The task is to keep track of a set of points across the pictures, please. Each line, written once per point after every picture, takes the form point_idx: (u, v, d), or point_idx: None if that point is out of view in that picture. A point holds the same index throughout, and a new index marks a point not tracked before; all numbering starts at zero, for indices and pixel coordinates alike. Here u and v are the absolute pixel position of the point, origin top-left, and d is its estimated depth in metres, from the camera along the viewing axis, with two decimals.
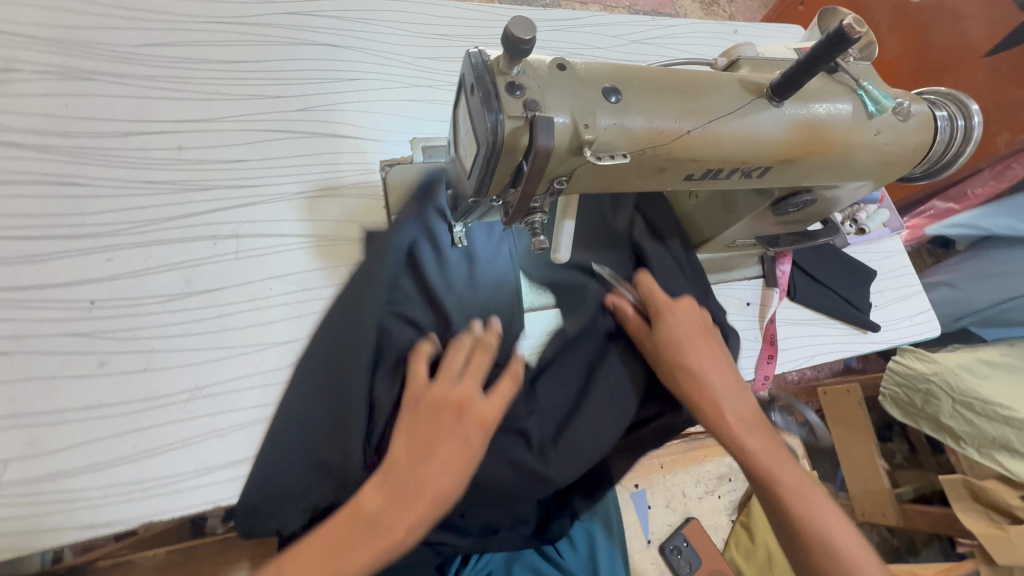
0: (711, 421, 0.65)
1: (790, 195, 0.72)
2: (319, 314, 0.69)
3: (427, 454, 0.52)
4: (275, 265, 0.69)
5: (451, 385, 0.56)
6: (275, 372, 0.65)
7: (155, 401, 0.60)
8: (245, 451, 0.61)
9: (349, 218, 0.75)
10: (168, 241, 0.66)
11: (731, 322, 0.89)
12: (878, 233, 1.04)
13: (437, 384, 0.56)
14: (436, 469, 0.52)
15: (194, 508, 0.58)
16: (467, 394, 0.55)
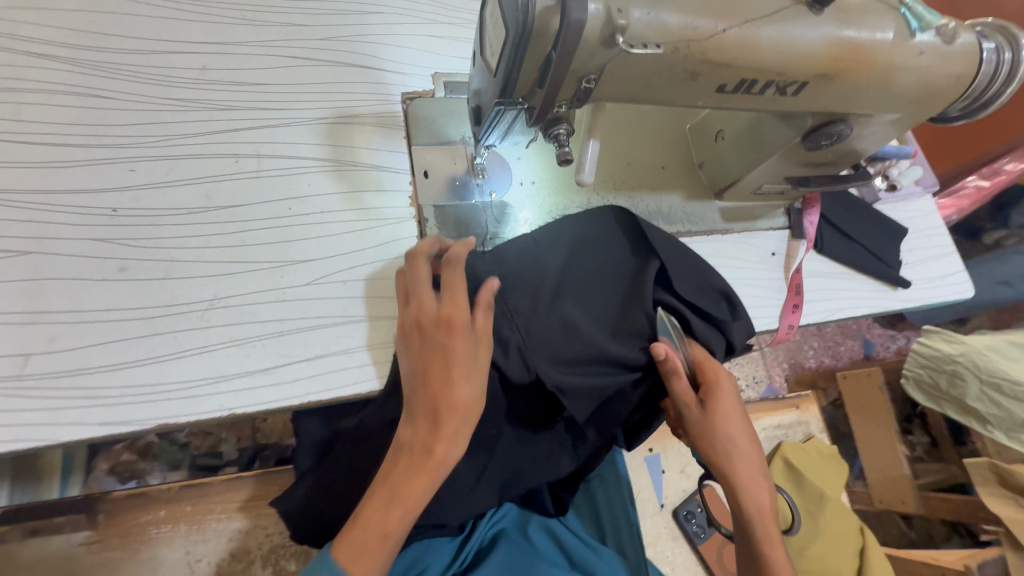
0: (717, 465, 0.71)
1: (823, 125, 0.69)
2: (339, 237, 0.68)
3: (436, 372, 0.56)
4: (296, 186, 0.69)
5: (436, 304, 0.59)
6: (293, 289, 0.64)
7: (175, 307, 0.60)
8: (261, 362, 0.61)
9: (370, 146, 0.74)
10: (191, 157, 0.66)
11: (755, 271, 0.87)
12: (910, 192, 1.00)
13: (425, 305, 0.59)
14: (449, 387, 0.56)
15: (210, 414, 0.58)
16: (453, 308, 0.58)
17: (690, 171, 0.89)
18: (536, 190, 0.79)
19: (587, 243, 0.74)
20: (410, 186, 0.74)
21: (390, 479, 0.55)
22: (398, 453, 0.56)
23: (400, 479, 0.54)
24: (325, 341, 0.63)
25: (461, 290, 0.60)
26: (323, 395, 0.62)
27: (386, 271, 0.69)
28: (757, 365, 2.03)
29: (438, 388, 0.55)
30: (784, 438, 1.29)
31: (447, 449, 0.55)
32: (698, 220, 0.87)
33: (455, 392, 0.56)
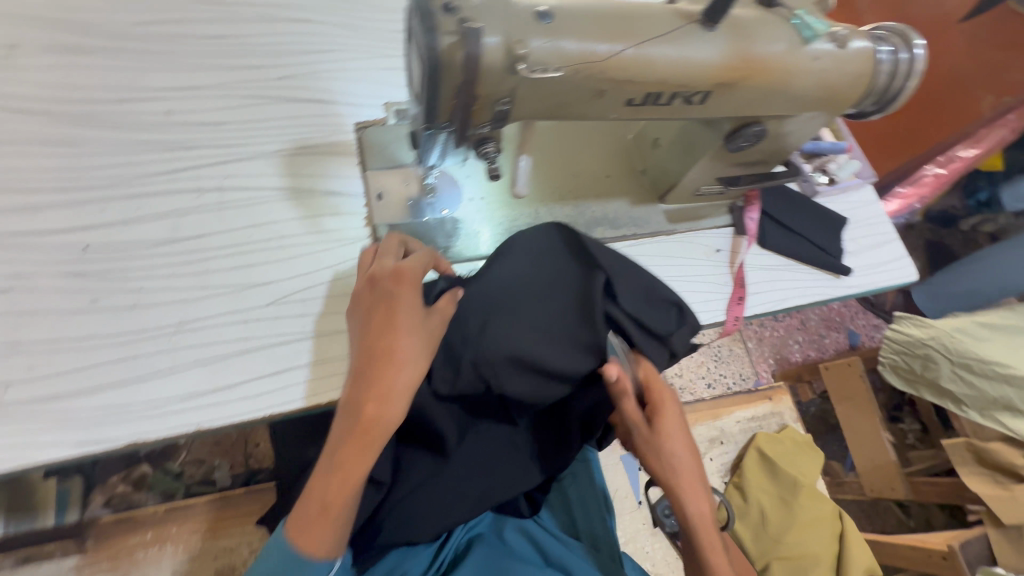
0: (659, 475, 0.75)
1: (740, 128, 0.75)
2: (298, 259, 0.73)
3: (384, 327, 0.61)
4: (256, 215, 0.74)
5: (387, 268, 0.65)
6: (255, 310, 0.69)
7: (143, 333, 0.64)
8: (226, 380, 0.65)
9: (326, 174, 0.80)
10: (157, 194, 0.72)
11: (700, 267, 0.92)
12: (849, 184, 1.06)
13: (376, 270, 0.65)
14: (394, 339, 0.60)
15: (178, 430, 0.62)
16: (402, 271, 0.64)
17: (634, 178, 0.94)
18: (486, 204, 0.85)
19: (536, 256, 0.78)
20: (364, 209, 0.80)
21: (333, 450, 0.59)
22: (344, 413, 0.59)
23: (345, 444, 0.58)
24: (286, 357, 0.68)
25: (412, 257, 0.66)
26: (286, 407, 0.66)
27: (343, 288, 0.74)
28: (741, 362, 2.07)
29: (382, 354, 0.60)
30: (759, 430, 1.32)
31: (389, 401, 0.59)
32: (644, 223, 0.92)
33: (398, 357, 0.60)
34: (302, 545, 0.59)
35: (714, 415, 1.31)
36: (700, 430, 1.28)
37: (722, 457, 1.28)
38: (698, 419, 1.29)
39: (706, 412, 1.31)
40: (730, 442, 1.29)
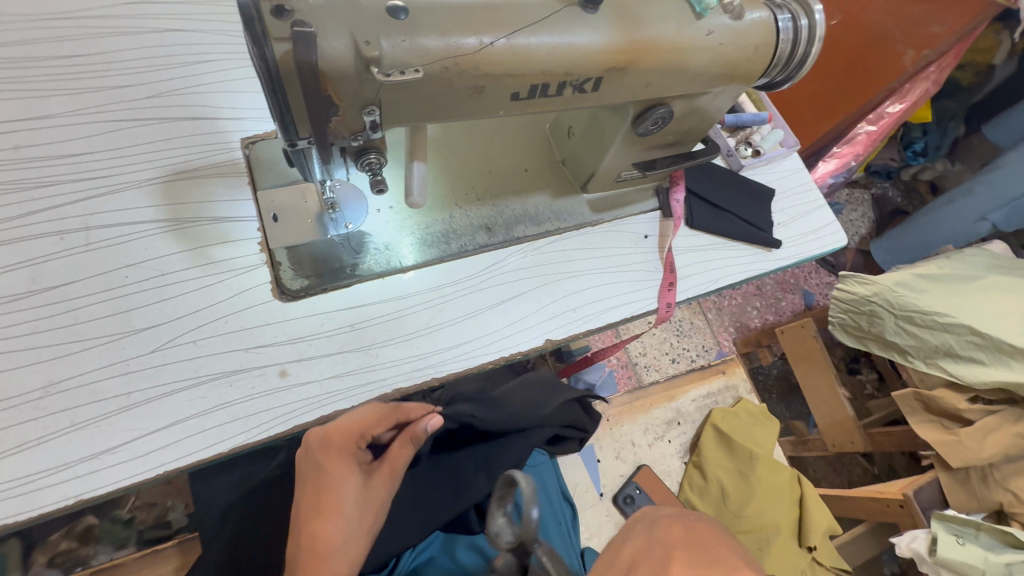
0: None
1: (646, 111, 0.72)
2: (185, 297, 0.67)
3: (321, 507, 0.58)
4: (132, 253, 0.67)
5: (331, 435, 0.61)
6: (137, 359, 0.63)
7: (5, 401, 0.58)
8: (107, 442, 0.59)
9: (212, 198, 0.73)
10: (10, 241, 0.64)
11: (630, 256, 0.89)
12: (776, 153, 1.05)
13: (321, 437, 0.61)
14: (330, 525, 0.57)
15: (54, 506, 0.56)
16: (347, 441, 0.61)
17: (554, 169, 0.91)
18: (396, 214, 0.80)
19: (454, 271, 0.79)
20: (259, 233, 0.73)
21: None
22: None
23: None
24: (177, 407, 0.62)
25: (358, 420, 0.63)
26: (181, 463, 0.60)
27: (239, 323, 0.68)
28: (701, 335, 2.09)
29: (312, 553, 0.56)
30: (715, 406, 1.32)
31: None
32: (568, 216, 0.88)
33: (328, 547, 0.56)
34: None
35: (670, 396, 1.30)
36: (656, 413, 1.27)
37: (680, 437, 1.27)
38: (654, 402, 1.28)
39: (662, 394, 1.30)
40: (687, 421, 1.29)
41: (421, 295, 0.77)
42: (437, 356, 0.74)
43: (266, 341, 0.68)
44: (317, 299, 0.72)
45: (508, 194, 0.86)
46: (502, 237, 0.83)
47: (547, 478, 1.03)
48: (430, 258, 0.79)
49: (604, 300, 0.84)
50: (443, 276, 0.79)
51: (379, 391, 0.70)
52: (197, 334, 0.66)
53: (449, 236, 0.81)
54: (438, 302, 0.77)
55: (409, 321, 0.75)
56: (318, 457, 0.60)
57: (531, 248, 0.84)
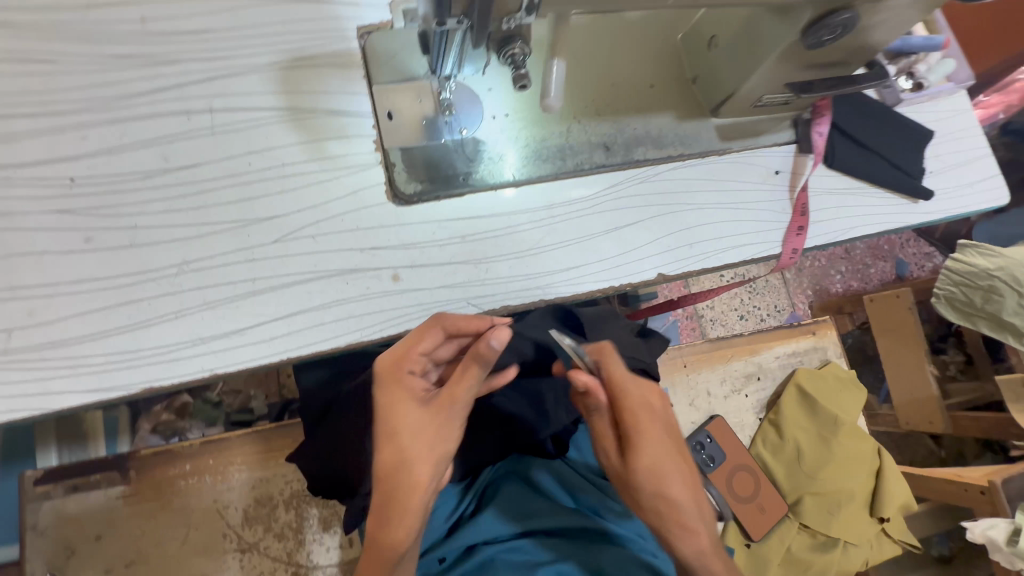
0: None
1: (826, 16, 0.61)
2: (303, 190, 0.66)
3: (394, 410, 0.59)
4: (254, 140, 0.66)
5: (400, 347, 0.62)
6: (261, 248, 0.63)
7: (145, 274, 0.60)
8: (237, 323, 0.61)
9: (329, 90, 0.70)
10: (140, 117, 0.64)
11: (756, 194, 0.80)
12: (941, 89, 0.88)
13: (393, 350, 0.61)
14: (403, 421, 0.59)
15: (192, 376, 0.59)
16: (409, 349, 0.61)
17: (683, 87, 0.81)
18: (511, 122, 0.74)
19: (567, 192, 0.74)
20: (374, 131, 0.70)
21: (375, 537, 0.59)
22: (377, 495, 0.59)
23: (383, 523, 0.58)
24: (298, 298, 0.63)
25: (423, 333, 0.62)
26: (301, 352, 0.62)
27: (354, 223, 0.66)
28: (778, 294, 1.96)
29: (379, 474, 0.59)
30: (799, 366, 1.24)
31: (405, 482, 0.58)
32: (693, 141, 0.80)
33: (403, 436, 0.58)
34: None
35: (752, 351, 1.24)
36: (736, 366, 1.22)
37: (758, 393, 1.22)
38: (735, 354, 1.23)
39: (743, 347, 1.24)
40: (767, 378, 1.23)
41: (531, 212, 0.73)
42: (546, 278, 0.71)
43: (380, 244, 0.67)
44: (427, 206, 0.69)
45: (629, 110, 0.78)
46: (620, 158, 0.77)
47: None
48: (543, 173, 0.74)
49: (721, 239, 0.78)
50: (555, 194, 0.74)
51: (487, 306, 0.69)
52: (316, 228, 0.65)
53: (565, 152, 0.75)
54: (549, 222, 0.73)
55: (519, 238, 0.71)
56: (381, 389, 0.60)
57: (651, 175, 0.77)
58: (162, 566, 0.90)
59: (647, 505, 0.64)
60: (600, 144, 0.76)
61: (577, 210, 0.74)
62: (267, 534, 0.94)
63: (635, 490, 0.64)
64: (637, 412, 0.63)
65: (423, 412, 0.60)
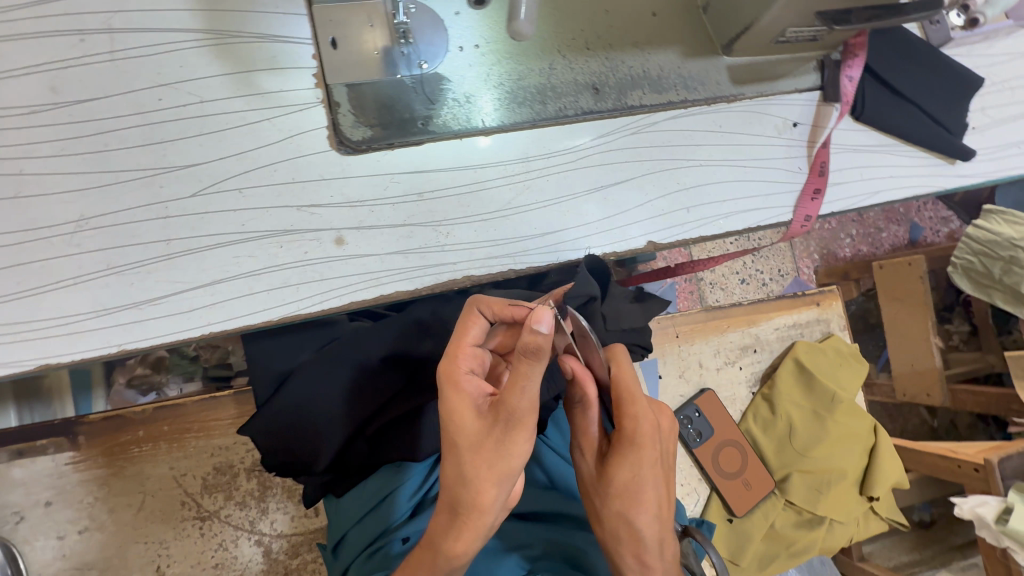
0: None
1: None
2: (227, 133, 0.55)
3: (452, 414, 0.50)
4: (164, 69, 0.54)
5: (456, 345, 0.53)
6: (177, 202, 0.53)
7: (36, 231, 0.51)
8: (149, 292, 0.52)
9: (257, 7, 0.57)
10: (20, 37, 0.52)
11: (769, 150, 0.69)
12: (994, 28, 0.75)
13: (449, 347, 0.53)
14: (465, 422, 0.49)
15: (99, 352, 0.51)
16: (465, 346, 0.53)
17: (691, 17, 0.68)
18: (482, 56, 0.62)
19: (546, 143, 0.63)
20: (314, 61, 0.58)
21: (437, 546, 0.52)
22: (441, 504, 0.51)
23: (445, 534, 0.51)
24: (222, 263, 0.54)
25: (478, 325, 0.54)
26: (227, 326, 0.54)
27: (289, 175, 0.56)
28: (782, 257, 1.85)
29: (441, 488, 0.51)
30: (799, 338, 1.17)
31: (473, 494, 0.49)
32: (699, 84, 0.68)
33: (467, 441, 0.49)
34: None
35: (750, 321, 1.15)
36: (732, 337, 1.14)
37: (753, 366, 1.15)
38: (731, 325, 1.14)
39: (741, 318, 1.15)
40: (764, 350, 1.16)
41: (503, 166, 0.62)
42: (517, 244, 0.62)
43: (321, 201, 0.57)
44: (379, 156, 0.59)
45: (625, 44, 0.66)
46: (611, 103, 0.65)
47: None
48: (520, 118, 0.62)
49: (724, 202, 0.68)
50: (533, 144, 0.63)
51: (449, 275, 0.60)
52: (245, 181, 0.55)
53: (546, 94, 0.63)
54: (523, 178, 0.62)
55: (488, 197, 0.61)
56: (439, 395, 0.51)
57: (646, 124, 0.66)
58: (119, 533, 0.87)
59: (613, 526, 0.58)
60: (589, 84, 0.64)
61: (558, 166, 0.63)
62: (228, 502, 0.91)
63: (598, 500, 0.59)
64: (635, 425, 0.55)
65: (481, 423, 0.49)
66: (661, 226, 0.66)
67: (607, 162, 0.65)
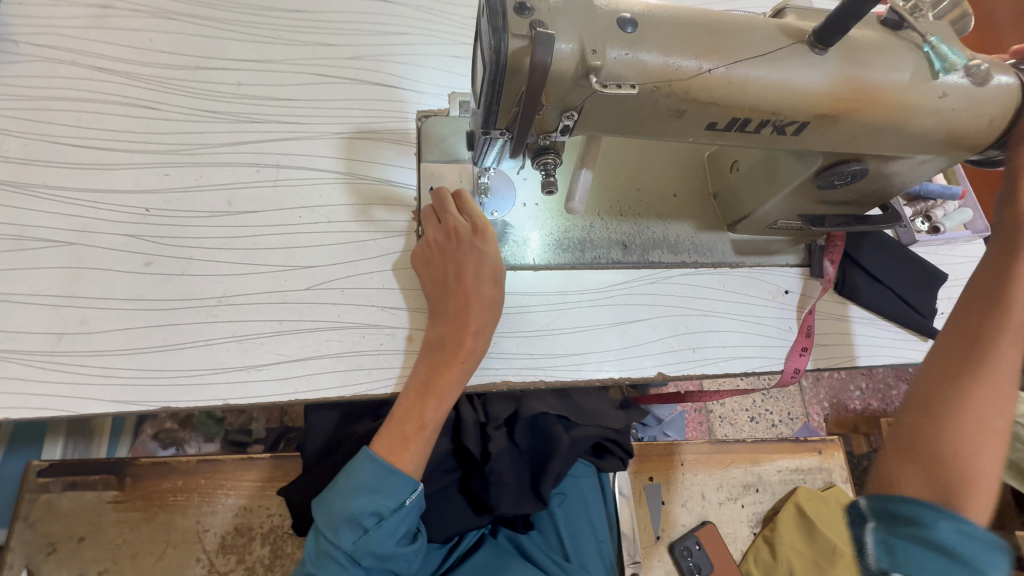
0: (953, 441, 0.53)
1: (837, 164, 0.66)
2: (342, 246, 0.73)
3: (451, 361, 0.66)
4: (309, 196, 0.74)
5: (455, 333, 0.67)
6: (295, 292, 0.69)
7: (187, 301, 0.66)
8: (258, 359, 0.66)
9: (381, 161, 0.78)
10: (217, 164, 0.73)
11: (764, 309, 0.83)
12: (954, 235, 0.92)
13: (451, 331, 0.67)
14: (474, 334, 0.67)
15: (207, 402, 0.63)
16: (472, 296, 0.68)
17: (704, 200, 0.87)
18: (539, 211, 0.81)
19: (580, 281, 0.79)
20: (415, 201, 0.77)
21: (424, 381, 0.66)
22: (432, 368, 0.66)
23: (428, 385, 0.65)
24: (317, 344, 0.68)
25: (477, 276, 0.68)
26: (309, 395, 0.66)
27: (381, 282, 0.72)
28: (791, 400, 1.91)
29: (418, 415, 0.65)
30: (801, 484, 1.20)
31: (472, 351, 0.67)
32: (707, 251, 0.84)
33: (477, 320, 0.67)
34: (396, 458, 0.65)
35: (754, 459, 1.21)
36: (735, 473, 1.19)
37: (754, 505, 1.18)
38: (735, 460, 1.20)
39: (745, 455, 1.21)
40: (766, 491, 1.19)
41: (545, 296, 0.77)
42: (549, 360, 0.75)
43: (401, 305, 0.72)
44: None
45: (650, 214, 0.84)
46: (636, 258, 0.81)
47: (587, 495, 0.98)
48: (563, 261, 0.79)
49: (725, 349, 0.80)
50: (570, 281, 0.79)
51: (490, 380, 0.72)
52: (348, 283, 0.71)
53: (585, 245, 0.80)
54: (561, 307, 0.77)
55: (530, 318, 0.76)
56: (428, 365, 0.67)
57: (662, 277, 0.82)
58: None
59: None
60: (620, 240, 0.82)
61: (589, 301, 0.78)
62: (239, 565, 0.95)
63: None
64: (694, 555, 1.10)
65: (475, 338, 0.67)
66: (670, 362, 0.78)
67: (630, 302, 0.80)
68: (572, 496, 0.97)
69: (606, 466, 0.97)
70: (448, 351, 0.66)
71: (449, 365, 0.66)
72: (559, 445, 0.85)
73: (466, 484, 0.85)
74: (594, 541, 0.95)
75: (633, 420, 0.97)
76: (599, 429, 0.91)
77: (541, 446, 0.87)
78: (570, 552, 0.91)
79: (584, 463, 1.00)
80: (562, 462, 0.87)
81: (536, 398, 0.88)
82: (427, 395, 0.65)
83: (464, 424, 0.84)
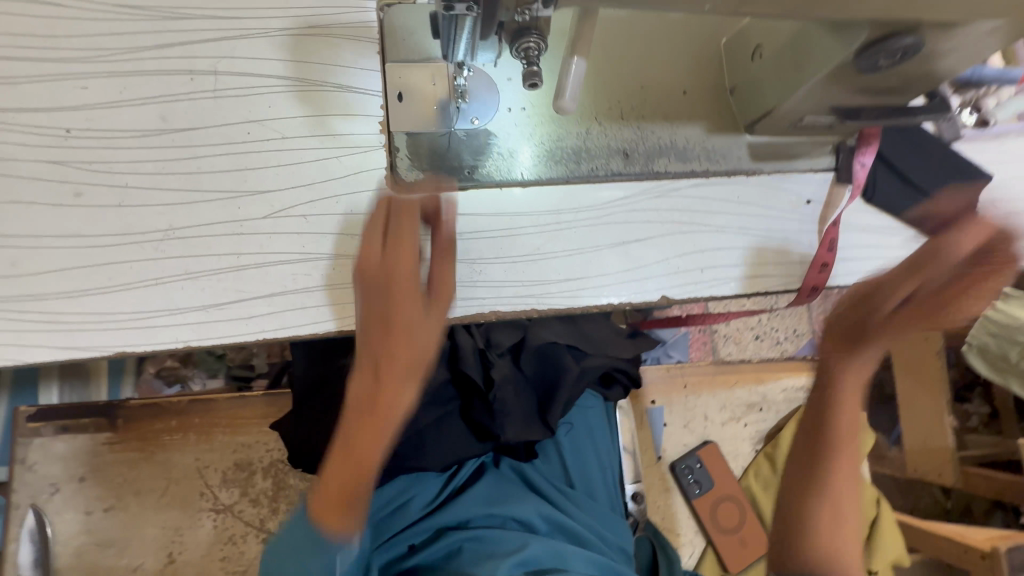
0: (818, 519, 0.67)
1: (886, 37, 0.54)
2: (300, 166, 0.63)
3: (387, 362, 0.56)
4: (256, 109, 0.63)
5: (393, 332, 0.57)
6: (251, 221, 0.61)
7: (129, 237, 0.59)
8: (216, 297, 0.59)
9: (336, 62, 0.66)
10: (142, 73, 0.61)
11: (781, 224, 0.74)
12: (1004, 129, 0.81)
13: (387, 332, 0.57)
14: (408, 330, 0.57)
15: (166, 345, 0.58)
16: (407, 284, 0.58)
17: (719, 97, 0.75)
18: (526, 117, 0.70)
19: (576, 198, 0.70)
20: (382, 110, 0.66)
21: (361, 399, 0.56)
22: (369, 378, 0.57)
23: (367, 404, 0.56)
24: (282, 279, 0.61)
25: (413, 255, 0.59)
26: (278, 334, 0.60)
27: (348, 206, 0.64)
28: (799, 318, 1.87)
29: (354, 454, 0.55)
30: (806, 402, 1.18)
31: (411, 348, 0.57)
32: (720, 158, 0.74)
33: (409, 313, 0.57)
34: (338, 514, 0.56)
35: (759, 379, 1.18)
36: (739, 393, 1.17)
37: (757, 424, 1.17)
38: (739, 381, 1.17)
39: (750, 376, 1.18)
40: (770, 410, 1.17)
41: (535, 217, 0.69)
42: (540, 286, 0.68)
43: None
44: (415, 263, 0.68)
45: (655, 115, 0.73)
46: (639, 168, 0.72)
47: (594, 424, 0.95)
48: (556, 173, 0.69)
49: (733, 267, 0.73)
50: (564, 199, 0.70)
51: (476, 311, 0.66)
52: (310, 210, 0.63)
53: (581, 156, 0.70)
54: (555, 229, 0.69)
55: (519, 242, 0.68)
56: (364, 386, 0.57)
57: (668, 189, 0.72)
58: (139, 514, 0.92)
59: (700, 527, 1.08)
60: (622, 148, 0.72)
61: (586, 220, 0.70)
62: (243, 498, 0.96)
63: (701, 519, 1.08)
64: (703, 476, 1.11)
65: (415, 334, 0.57)
66: (677, 288, 0.71)
67: (630, 222, 0.71)
68: (578, 427, 0.93)
69: (613, 396, 0.94)
70: (360, 411, 0.56)
71: (363, 427, 0.56)
72: (566, 377, 0.82)
73: (469, 412, 0.80)
74: (601, 469, 0.93)
75: (642, 349, 0.93)
76: (607, 359, 0.88)
77: (549, 375, 0.83)
78: (576, 480, 0.91)
79: (592, 394, 0.97)
80: (572, 392, 0.84)
81: (542, 327, 0.84)
82: (365, 419, 0.56)
83: (462, 352, 0.78)
